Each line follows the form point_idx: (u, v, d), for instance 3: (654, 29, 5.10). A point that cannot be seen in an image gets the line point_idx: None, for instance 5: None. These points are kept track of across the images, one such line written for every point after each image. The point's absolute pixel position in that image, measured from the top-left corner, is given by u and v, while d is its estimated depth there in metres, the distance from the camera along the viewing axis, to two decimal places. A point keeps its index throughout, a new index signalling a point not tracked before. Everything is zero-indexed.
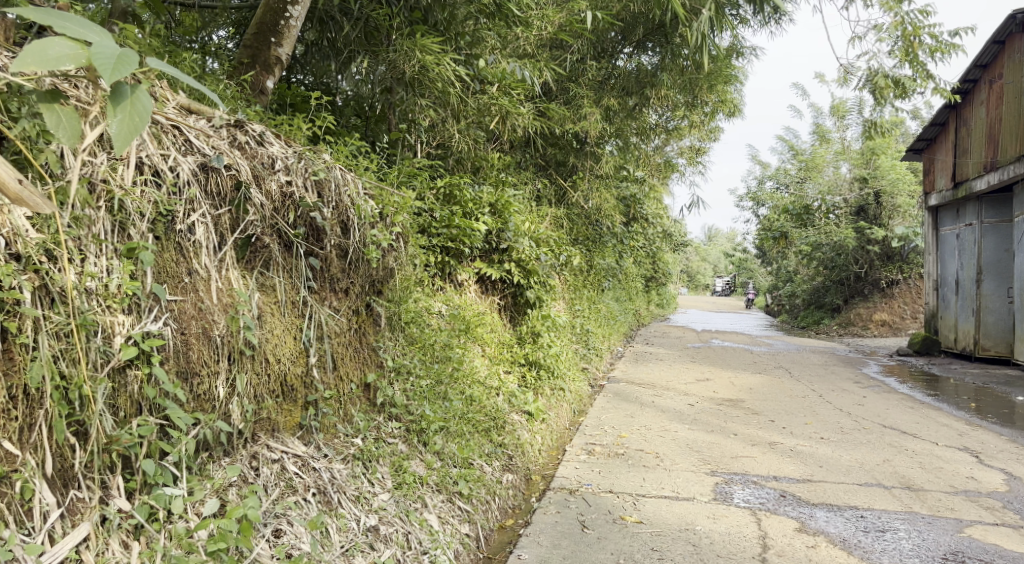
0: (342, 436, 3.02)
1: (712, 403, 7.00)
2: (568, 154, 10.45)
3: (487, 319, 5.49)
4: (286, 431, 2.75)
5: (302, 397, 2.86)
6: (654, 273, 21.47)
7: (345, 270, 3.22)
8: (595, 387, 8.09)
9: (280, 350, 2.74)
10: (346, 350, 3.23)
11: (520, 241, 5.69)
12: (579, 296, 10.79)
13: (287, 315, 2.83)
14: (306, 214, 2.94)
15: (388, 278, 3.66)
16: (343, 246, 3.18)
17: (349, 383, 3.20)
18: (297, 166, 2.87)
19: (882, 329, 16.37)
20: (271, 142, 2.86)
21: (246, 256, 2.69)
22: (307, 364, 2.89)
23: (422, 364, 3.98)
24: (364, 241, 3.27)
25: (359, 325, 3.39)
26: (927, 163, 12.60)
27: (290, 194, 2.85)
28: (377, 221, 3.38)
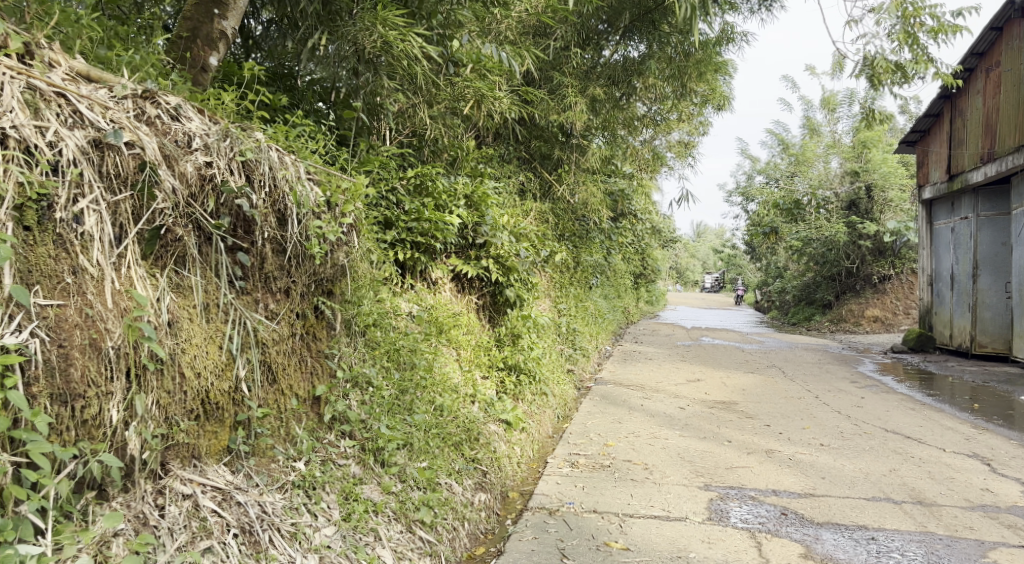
0: (281, 460, 2.68)
1: (703, 406, 6.64)
2: (553, 146, 10.07)
3: (463, 319, 5.10)
4: (209, 457, 2.43)
5: (231, 417, 2.54)
6: (643, 270, 21.13)
7: (284, 268, 2.89)
8: (581, 389, 7.72)
9: (200, 363, 2.39)
10: (288, 359, 2.90)
11: (497, 235, 5.31)
12: (565, 295, 10.43)
13: (209, 322, 2.48)
14: (231, 202, 2.61)
15: (340, 276, 3.34)
16: (280, 240, 2.85)
17: (291, 398, 2.87)
18: (219, 145, 2.54)
19: (875, 325, 16.10)
20: (190, 117, 2.53)
21: (154, 252, 2.36)
22: (235, 377, 2.54)
23: (380, 372, 3.61)
24: (306, 233, 2.95)
25: (303, 331, 3.07)
26: (921, 155, 12.31)
27: (210, 176, 2.53)
28: (322, 210, 3.04)
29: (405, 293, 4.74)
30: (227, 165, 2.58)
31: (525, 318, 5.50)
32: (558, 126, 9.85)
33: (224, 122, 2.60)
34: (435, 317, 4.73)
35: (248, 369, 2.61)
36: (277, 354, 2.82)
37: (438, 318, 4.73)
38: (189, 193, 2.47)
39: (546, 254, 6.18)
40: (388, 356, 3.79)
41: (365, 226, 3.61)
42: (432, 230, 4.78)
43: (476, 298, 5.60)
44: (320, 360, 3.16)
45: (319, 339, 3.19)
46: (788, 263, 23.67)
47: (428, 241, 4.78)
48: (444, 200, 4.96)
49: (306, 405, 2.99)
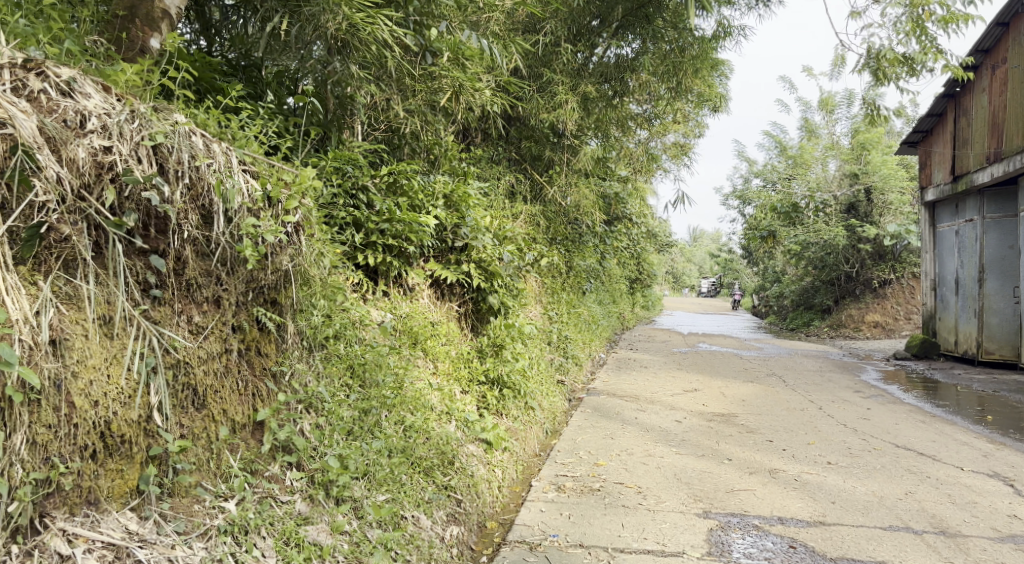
0: (204, 501, 2.52)
1: (701, 419, 6.26)
2: (543, 146, 9.74)
3: (442, 328, 4.75)
4: (112, 501, 2.28)
5: (143, 452, 2.40)
6: (638, 274, 20.74)
7: (208, 274, 2.76)
8: (572, 401, 7.35)
9: (98, 390, 2.29)
10: (217, 381, 2.75)
11: (477, 237, 4.97)
12: (557, 301, 10.07)
13: (108, 340, 2.36)
14: (138, 195, 2.50)
15: (286, 283, 3.17)
16: (205, 242, 2.75)
17: (221, 425, 2.72)
18: (122, 128, 2.46)
19: (876, 331, 15.75)
20: (87, 94, 2.45)
21: (34, 255, 2.24)
22: (144, 405, 2.41)
23: (337, 390, 3.33)
24: (236, 232, 2.84)
25: (239, 349, 2.92)
26: (923, 155, 11.98)
27: (109, 163, 2.42)
28: (259, 206, 2.92)
29: (376, 303, 4.42)
30: (133, 150, 2.48)
31: (510, 325, 5.13)
32: (549, 126, 9.50)
33: (128, 102, 2.52)
34: (408, 327, 4.41)
35: (161, 393, 2.47)
36: (204, 373, 2.69)
37: (411, 330, 4.41)
38: (82, 184, 2.36)
39: (532, 258, 5.83)
40: (354, 374, 3.50)
41: (317, 226, 3.37)
42: (403, 232, 4.43)
43: (458, 307, 5.26)
44: (263, 379, 3.01)
45: (265, 347, 3.07)
46: (785, 267, 23.33)
47: (401, 244, 4.44)
48: (420, 200, 4.64)
49: (243, 425, 2.84)
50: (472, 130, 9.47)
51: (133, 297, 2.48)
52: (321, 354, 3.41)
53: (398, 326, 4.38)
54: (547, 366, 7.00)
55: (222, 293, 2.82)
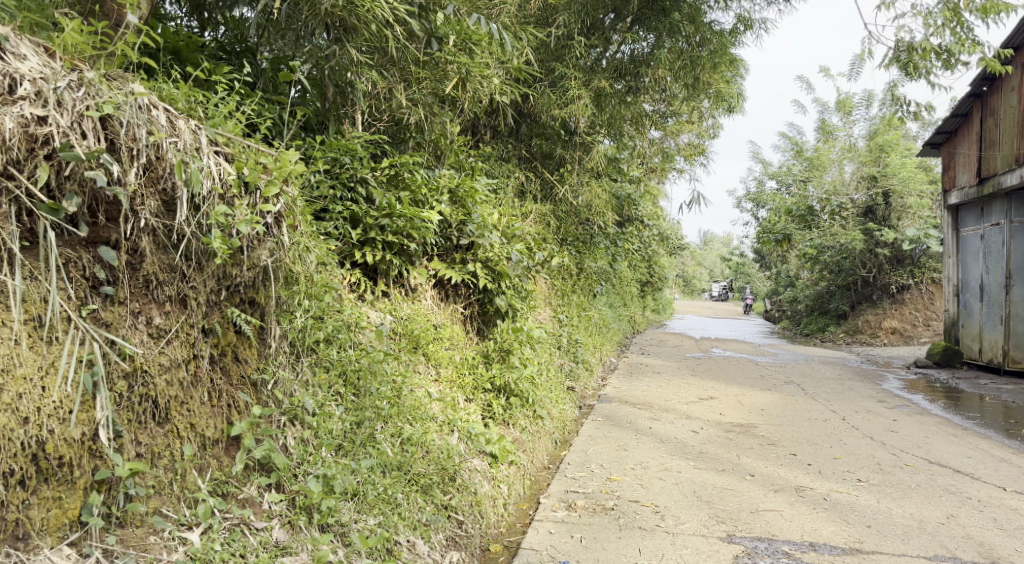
0: (160, 532, 2.32)
1: (719, 430, 5.94)
2: (554, 144, 9.59)
3: (443, 332, 4.47)
4: (47, 536, 2.09)
5: (85, 477, 2.20)
6: (649, 277, 20.40)
7: (173, 271, 2.56)
8: (582, 408, 7.04)
9: (32, 414, 2.09)
10: (182, 389, 2.55)
11: (484, 237, 4.67)
12: (567, 304, 9.79)
13: (46, 353, 2.17)
14: (84, 175, 2.32)
15: (265, 279, 2.92)
16: (167, 230, 2.55)
17: (184, 442, 2.51)
18: (64, 97, 2.30)
19: (894, 338, 15.35)
20: (25, 56, 2.28)
21: None
22: (86, 425, 2.22)
23: (320, 403, 3.06)
24: (205, 222, 2.62)
25: (212, 355, 2.70)
26: (947, 157, 11.61)
27: (47, 136, 2.25)
28: (228, 193, 2.70)
29: (374, 304, 4.16)
30: (76, 122, 2.31)
31: (519, 327, 4.79)
32: (561, 123, 9.37)
33: (70, 64, 2.36)
34: (407, 331, 4.14)
35: (106, 407, 2.27)
36: (166, 384, 2.50)
37: (411, 335, 4.13)
38: (9, 159, 2.17)
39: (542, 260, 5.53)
40: (345, 383, 3.27)
41: (302, 221, 3.15)
42: (404, 228, 4.12)
43: (463, 310, 4.97)
44: (240, 388, 2.79)
45: (243, 350, 2.83)
46: (800, 271, 22.93)
47: (405, 242, 4.11)
48: (422, 195, 4.35)
49: (208, 442, 2.60)
50: (481, 126, 9.20)
51: (80, 295, 2.32)
52: (307, 362, 3.15)
53: (398, 329, 4.12)
54: (556, 372, 6.71)
55: (189, 292, 2.60)
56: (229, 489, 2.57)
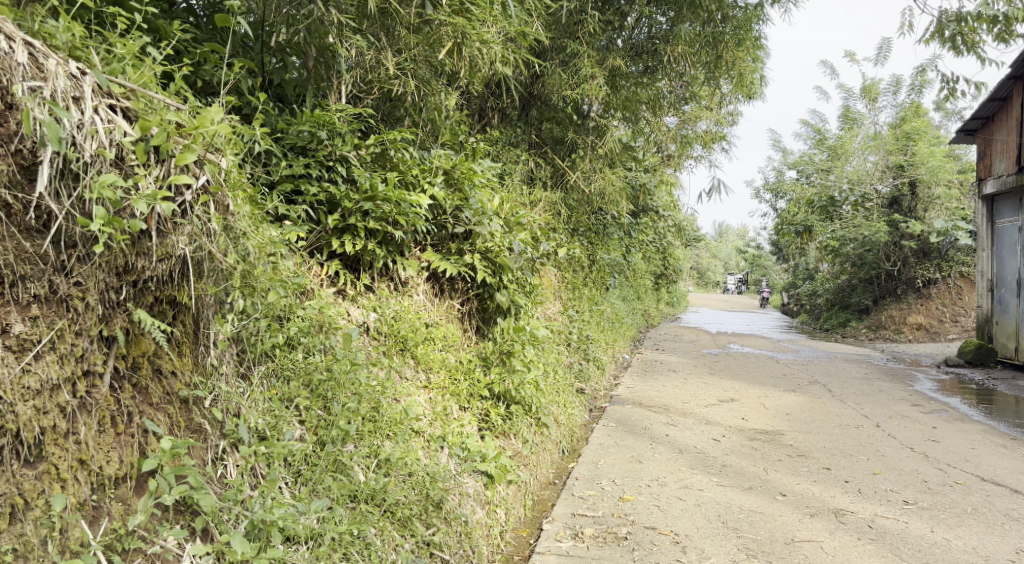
0: None
1: (742, 439, 5.44)
2: (566, 128, 9.11)
3: (434, 332, 3.98)
4: None
5: None
6: (664, 270, 19.84)
7: (42, 262, 2.07)
8: (593, 411, 6.57)
9: None
10: (58, 418, 2.05)
11: (482, 225, 4.16)
12: (577, 298, 9.30)
13: None
14: None
15: (183, 274, 2.48)
16: (28, 209, 2.06)
17: (54, 487, 2.00)
18: None
19: (919, 334, 14.73)
20: None
21: None
22: None
23: (272, 422, 2.68)
24: (88, 197, 2.17)
25: (106, 371, 2.22)
26: (982, 144, 10.93)
27: None
28: (123, 162, 2.28)
29: (356, 302, 3.72)
30: None
31: (522, 326, 4.27)
32: (573, 105, 8.90)
33: None
34: (391, 332, 3.70)
35: None
36: (35, 411, 1.99)
37: (394, 336, 3.68)
38: None
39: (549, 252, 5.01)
40: (313, 393, 2.89)
41: (240, 202, 2.71)
42: (390, 213, 3.62)
43: (461, 307, 4.49)
44: (158, 409, 2.35)
45: (165, 362, 2.41)
46: (820, 264, 22.32)
47: (390, 230, 3.61)
48: (410, 177, 3.88)
49: (104, 481, 2.13)
50: (489, 109, 8.71)
51: None
52: (260, 371, 2.79)
53: (382, 329, 3.70)
54: (565, 373, 6.23)
55: (68, 289, 2.12)
56: (125, 549, 2.07)
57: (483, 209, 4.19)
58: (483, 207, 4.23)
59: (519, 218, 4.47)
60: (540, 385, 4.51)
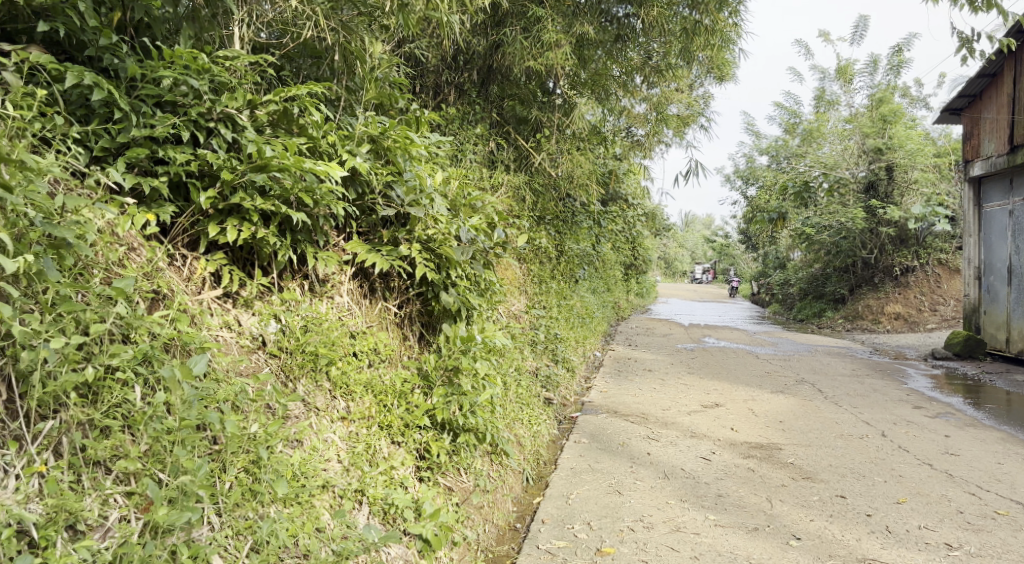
0: None
1: (737, 458, 4.71)
2: (530, 106, 8.31)
3: (353, 343, 3.14)
4: None
5: None
6: (634, 261, 19.20)
7: None
8: (563, 423, 5.80)
9: None
10: None
11: (420, 210, 3.31)
12: (543, 294, 8.54)
13: None
14: None
15: None
16: None
17: None
18: None
19: (897, 324, 14.32)
20: None
21: None
22: None
23: (48, 514, 2.05)
24: None
25: None
26: (969, 123, 10.39)
27: None
28: None
29: (249, 308, 2.92)
30: None
31: (474, 334, 3.43)
32: (537, 80, 8.11)
33: None
34: (296, 349, 2.87)
35: None
36: None
37: (298, 354, 2.86)
38: None
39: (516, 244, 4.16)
40: (148, 454, 2.26)
41: None
42: (294, 190, 2.77)
43: (399, 312, 3.63)
44: None
45: None
46: (792, 252, 21.95)
47: (292, 214, 2.76)
48: (323, 147, 3.04)
49: None
50: (443, 84, 7.95)
51: None
52: (51, 424, 2.18)
53: (284, 344, 2.88)
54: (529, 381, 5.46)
55: None
56: None
57: (425, 187, 3.36)
58: (427, 185, 3.41)
59: (470, 199, 3.65)
60: (496, 405, 3.69)
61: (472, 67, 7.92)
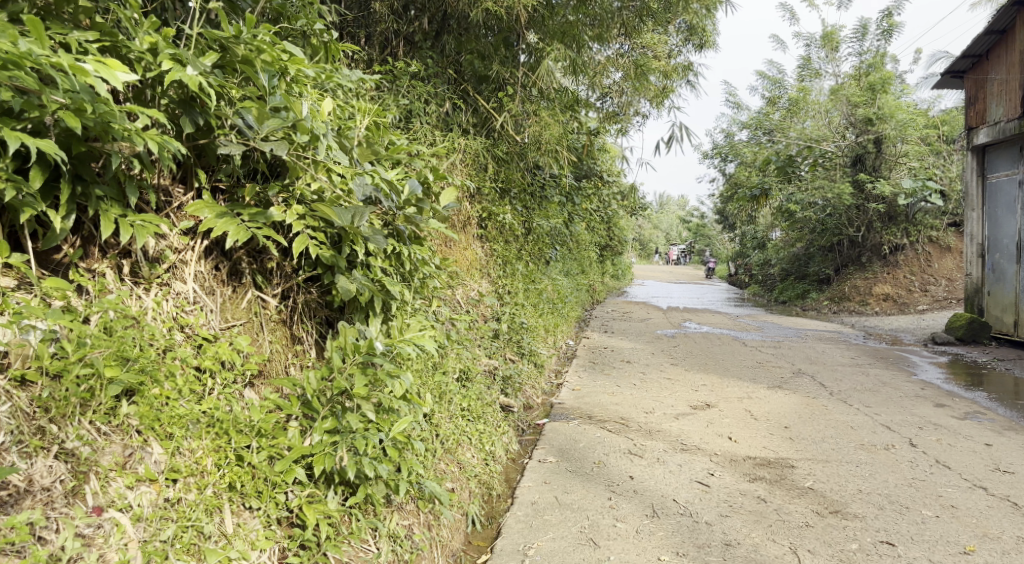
0: None
1: (745, 483, 3.75)
2: (490, 62, 7.30)
3: (177, 356, 2.35)
4: None
5: None
6: (609, 242, 18.25)
7: None
8: (525, 434, 4.80)
9: None
10: None
11: (285, 149, 2.32)
12: (507, 278, 7.57)
13: None
14: None
15: None
16: None
17: None
18: None
19: (886, 305, 13.88)
20: None
21: None
22: None
23: None
24: None
25: None
26: (973, 86, 9.54)
27: None
28: None
29: None
30: None
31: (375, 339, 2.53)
32: (501, 31, 7.08)
33: None
34: (63, 373, 2.08)
35: None
36: None
37: (66, 381, 2.07)
38: None
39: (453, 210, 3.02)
40: None
41: None
42: (48, 110, 1.88)
43: (286, 304, 2.85)
44: None
45: None
46: (771, 231, 21.26)
47: (16, 139, 1.80)
48: (135, 50, 2.06)
49: None
50: (391, 36, 6.95)
51: None
52: None
53: (42, 363, 2.05)
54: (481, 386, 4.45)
55: None
56: None
57: (298, 116, 2.36)
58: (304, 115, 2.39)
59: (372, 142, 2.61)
60: (412, 439, 2.82)
61: (424, 14, 6.84)
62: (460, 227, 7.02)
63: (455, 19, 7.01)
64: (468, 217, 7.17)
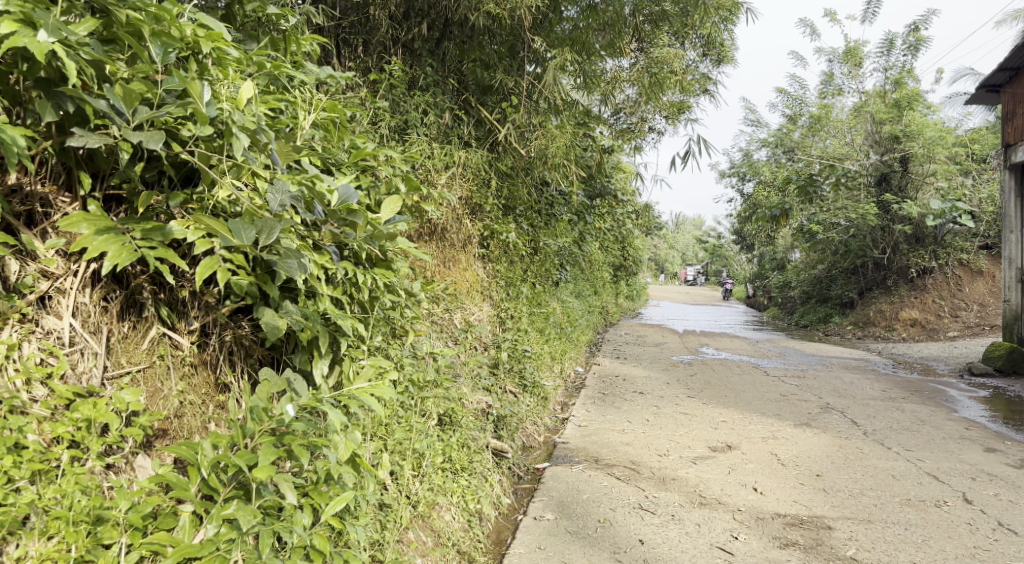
0: None
1: (778, 553, 3.19)
2: (494, 71, 6.87)
3: (11, 427, 1.84)
4: None
5: None
6: (623, 262, 17.70)
7: None
8: (522, 481, 4.27)
9: None
10: None
11: (158, 142, 1.97)
12: (510, 302, 7.09)
13: None
14: None
15: None
16: None
17: None
18: None
19: (914, 331, 13.23)
20: None
21: None
22: None
23: None
24: None
25: None
26: (1011, 100, 8.98)
27: None
28: None
29: None
30: None
31: (286, 404, 2.07)
32: (507, 39, 6.67)
33: None
34: None
35: None
36: None
37: None
38: None
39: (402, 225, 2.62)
40: None
41: None
42: None
43: (206, 344, 2.43)
44: None
45: None
46: (791, 252, 20.62)
47: None
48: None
49: None
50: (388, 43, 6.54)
51: None
52: None
53: None
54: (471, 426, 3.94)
55: None
56: None
57: (193, 102, 2.00)
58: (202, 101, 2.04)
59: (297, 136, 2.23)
60: (362, 514, 2.35)
61: (423, 18, 6.42)
62: (459, 244, 6.66)
63: (456, 24, 6.58)
64: (467, 235, 6.78)
